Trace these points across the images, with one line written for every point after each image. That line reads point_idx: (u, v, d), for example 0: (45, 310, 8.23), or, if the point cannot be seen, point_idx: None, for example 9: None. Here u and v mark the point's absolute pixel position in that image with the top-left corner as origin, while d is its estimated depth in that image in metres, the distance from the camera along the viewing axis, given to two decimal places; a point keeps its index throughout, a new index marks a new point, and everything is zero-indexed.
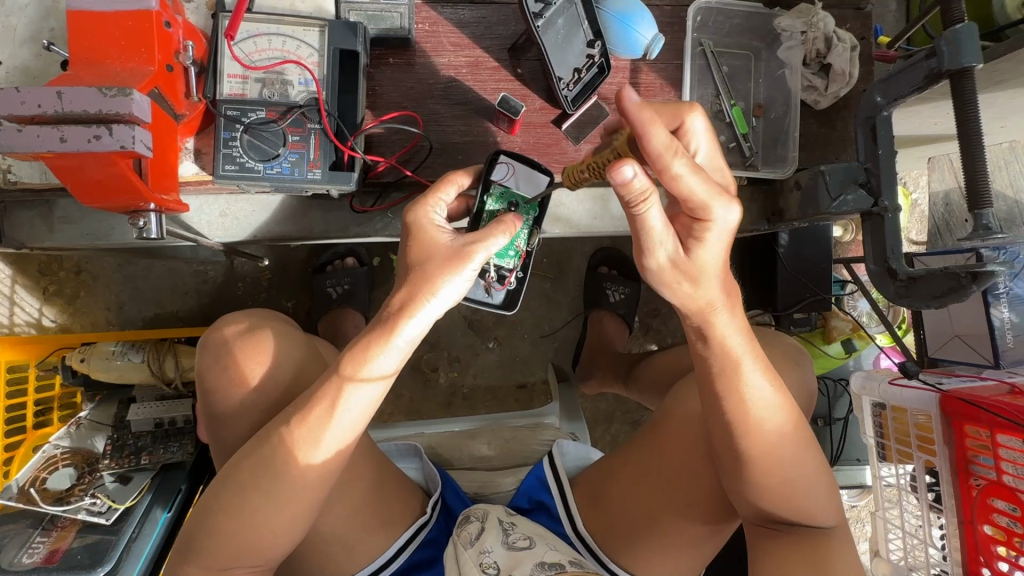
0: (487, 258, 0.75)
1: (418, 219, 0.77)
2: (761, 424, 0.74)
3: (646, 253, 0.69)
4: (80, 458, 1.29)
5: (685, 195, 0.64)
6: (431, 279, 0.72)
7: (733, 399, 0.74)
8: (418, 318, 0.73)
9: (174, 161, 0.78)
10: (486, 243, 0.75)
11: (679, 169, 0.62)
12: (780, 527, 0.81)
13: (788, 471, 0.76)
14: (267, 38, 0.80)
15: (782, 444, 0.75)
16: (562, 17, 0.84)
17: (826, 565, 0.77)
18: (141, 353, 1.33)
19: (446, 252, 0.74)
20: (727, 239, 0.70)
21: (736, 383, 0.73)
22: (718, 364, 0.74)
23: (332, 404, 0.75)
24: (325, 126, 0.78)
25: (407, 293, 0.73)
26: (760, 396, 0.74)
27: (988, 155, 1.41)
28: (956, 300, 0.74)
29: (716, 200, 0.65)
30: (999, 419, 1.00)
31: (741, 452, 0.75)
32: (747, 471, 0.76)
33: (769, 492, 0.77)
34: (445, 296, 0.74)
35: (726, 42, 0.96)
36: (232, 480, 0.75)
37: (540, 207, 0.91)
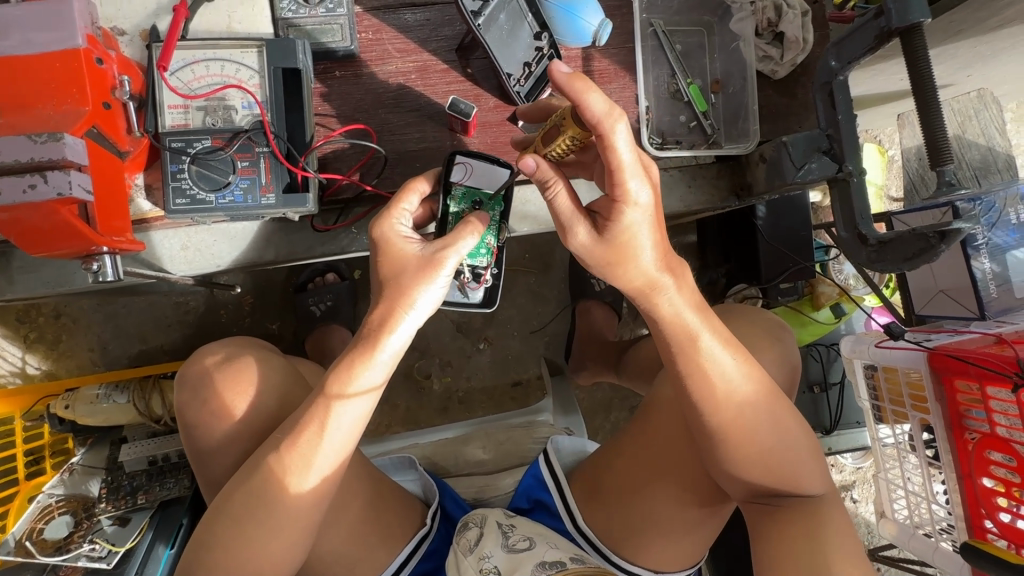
0: (460, 260, 0.74)
1: (384, 232, 0.76)
2: (728, 399, 0.73)
3: (568, 234, 0.72)
4: (76, 504, 1.28)
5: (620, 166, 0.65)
6: (408, 293, 0.72)
7: (696, 378, 0.73)
8: (399, 331, 0.73)
9: (122, 201, 0.76)
10: (457, 245, 0.74)
11: (614, 136, 0.62)
12: (770, 502, 0.81)
13: (766, 441, 0.75)
14: (204, 64, 0.78)
15: (751, 414, 0.74)
16: (504, 12, 0.82)
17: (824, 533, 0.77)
18: (126, 393, 1.31)
19: (417, 261, 0.73)
20: (650, 220, 0.69)
21: (698, 360, 0.73)
22: (677, 343, 0.73)
23: (323, 425, 0.74)
24: (273, 149, 0.76)
25: (384, 309, 0.73)
26: (724, 372, 0.73)
27: (958, 105, 1.40)
28: (928, 261, 0.73)
29: (634, 178, 0.66)
30: (987, 370, 0.99)
31: (715, 426, 0.74)
32: (728, 446, 0.75)
33: (750, 466, 0.76)
34: (422, 305, 0.73)
35: (676, 20, 0.94)
36: (227, 511, 0.74)
37: (505, 201, 0.89)
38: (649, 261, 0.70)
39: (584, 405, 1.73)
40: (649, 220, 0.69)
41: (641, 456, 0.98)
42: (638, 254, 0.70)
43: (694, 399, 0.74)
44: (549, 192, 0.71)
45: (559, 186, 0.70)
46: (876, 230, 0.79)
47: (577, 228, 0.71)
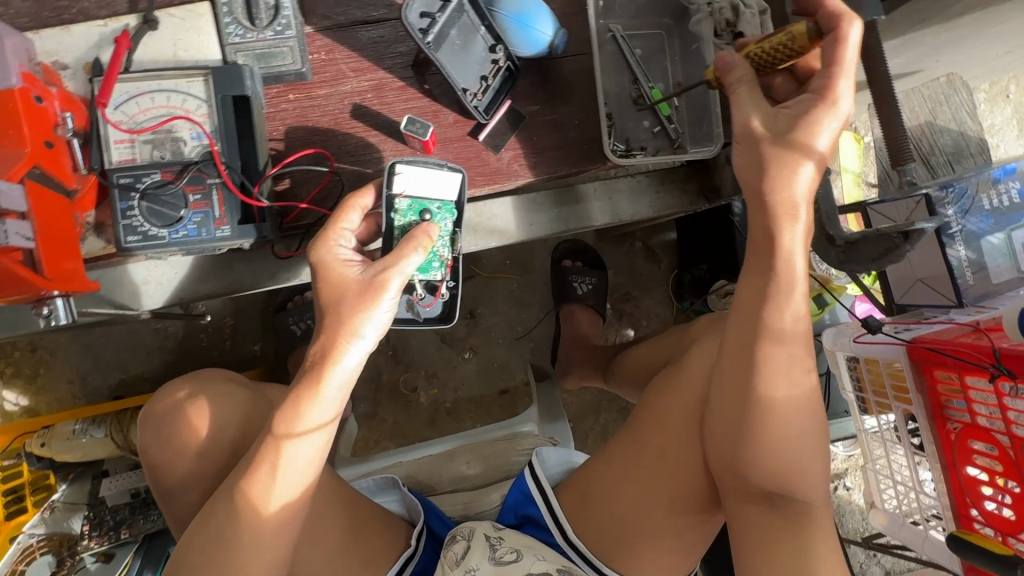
0: (404, 280, 0.74)
1: (322, 257, 0.75)
2: (788, 398, 0.72)
3: (736, 122, 0.71)
4: (58, 543, 1.26)
5: (842, 64, 0.67)
6: (351, 321, 0.72)
7: (770, 370, 0.71)
8: (344, 363, 0.72)
9: (72, 241, 0.74)
10: (399, 266, 0.74)
11: (853, 33, 0.66)
12: (772, 506, 0.77)
13: (803, 430, 0.73)
14: (149, 96, 0.76)
15: (804, 419, 0.73)
16: (455, 27, 0.80)
17: (813, 542, 0.74)
18: (104, 427, 1.28)
19: (358, 287, 0.73)
20: (838, 128, 0.68)
21: (777, 351, 0.70)
22: (772, 325, 0.70)
23: (275, 465, 0.72)
24: (225, 180, 0.75)
25: (329, 339, 0.72)
26: (795, 367, 0.71)
27: (929, 90, 1.39)
28: (893, 261, 0.74)
29: (845, 83, 0.68)
30: (965, 363, 0.98)
31: (770, 395, 0.71)
32: (770, 423, 0.72)
33: (777, 455, 0.73)
34: (367, 334, 0.73)
35: (636, 24, 0.93)
36: (197, 548, 0.72)
37: (456, 208, 0.88)
38: (807, 177, 0.68)
39: (573, 409, 1.72)
40: (838, 130, 0.68)
41: (651, 449, 0.95)
42: (802, 159, 0.67)
43: (764, 391, 0.71)
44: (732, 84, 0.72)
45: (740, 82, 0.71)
46: (844, 230, 0.77)
47: (749, 116, 0.70)
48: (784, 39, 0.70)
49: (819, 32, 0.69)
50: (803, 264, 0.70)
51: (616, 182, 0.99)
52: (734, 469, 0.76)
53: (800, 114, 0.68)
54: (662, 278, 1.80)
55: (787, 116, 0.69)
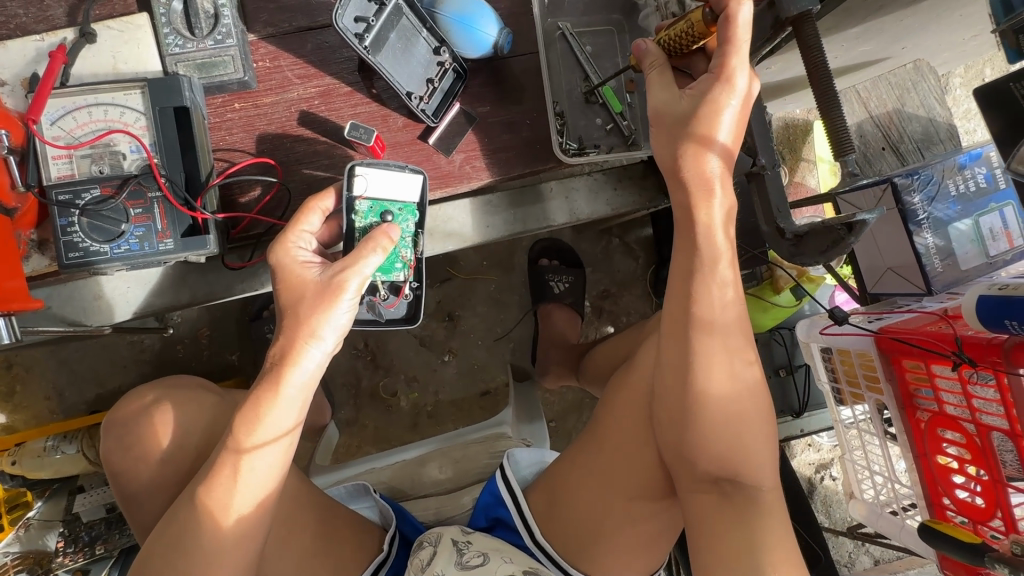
0: (363, 280, 0.74)
1: (281, 259, 0.75)
2: (724, 385, 0.73)
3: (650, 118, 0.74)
4: (33, 561, 1.24)
5: (736, 42, 0.67)
6: (310, 322, 0.71)
7: (705, 358, 0.72)
8: (303, 365, 0.72)
9: (12, 260, 0.73)
10: (357, 267, 0.74)
11: (741, 13, 0.66)
12: (725, 495, 0.76)
13: (741, 422, 0.74)
14: (87, 110, 0.75)
15: (741, 405, 0.74)
16: (394, 31, 0.80)
17: (761, 529, 0.73)
18: (75, 443, 1.27)
19: (316, 288, 0.72)
20: (740, 107, 0.70)
21: (708, 340, 0.72)
22: (702, 314, 0.72)
23: (235, 470, 0.71)
24: (165, 193, 0.74)
25: (288, 340, 0.71)
26: (728, 354, 0.73)
27: (897, 77, 1.38)
28: (841, 253, 0.73)
29: (740, 62, 0.68)
30: (929, 351, 0.97)
31: (706, 384, 0.73)
32: (712, 413, 0.73)
33: (720, 441, 0.74)
34: (326, 336, 0.72)
35: (586, 21, 0.92)
36: (156, 556, 0.71)
37: (419, 209, 0.87)
38: (715, 159, 0.70)
39: (555, 408, 1.71)
40: (743, 107, 0.70)
41: (606, 446, 0.95)
42: (701, 146, 0.69)
43: (699, 378, 0.73)
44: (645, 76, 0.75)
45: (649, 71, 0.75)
46: (794, 223, 0.77)
47: (657, 109, 0.73)
48: (685, 26, 0.72)
49: (713, 15, 0.69)
50: (727, 245, 0.72)
51: (572, 180, 0.99)
52: (681, 458, 0.77)
53: (701, 97, 0.69)
54: (640, 274, 1.79)
55: (690, 99, 0.71)
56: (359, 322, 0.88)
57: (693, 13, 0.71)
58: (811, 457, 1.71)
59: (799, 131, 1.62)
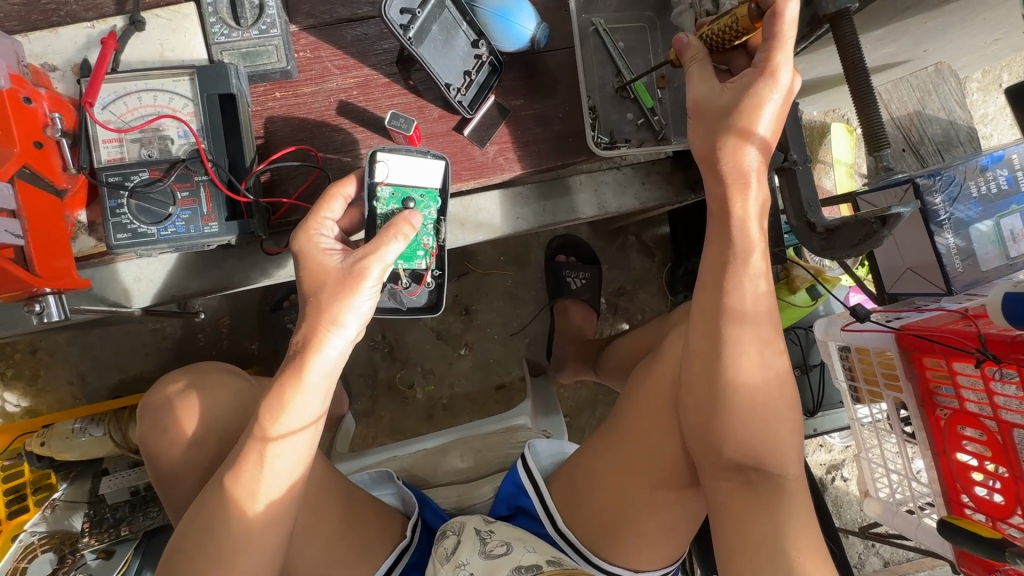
0: (384, 267, 0.73)
1: (303, 245, 0.75)
2: (753, 374, 0.74)
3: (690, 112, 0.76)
4: (59, 540, 1.27)
5: (781, 39, 0.70)
6: (334, 308, 0.70)
7: (736, 348, 0.74)
8: (327, 351, 0.70)
9: (63, 239, 0.76)
10: (379, 254, 0.73)
11: (788, 9, 0.68)
12: (753, 480, 0.76)
13: (770, 411, 0.75)
14: (137, 95, 0.77)
15: (771, 394, 0.75)
16: (436, 23, 0.81)
17: (787, 518, 0.74)
18: (102, 426, 1.29)
19: (338, 276, 0.72)
20: (781, 103, 0.72)
21: (739, 330, 0.74)
22: (734, 305, 0.73)
23: (262, 458, 0.69)
24: (212, 177, 0.76)
25: (311, 327, 0.70)
26: (758, 344, 0.75)
27: (918, 80, 1.40)
28: (872, 246, 0.74)
29: (784, 57, 0.71)
30: (952, 348, 0.98)
31: (736, 372, 0.74)
32: (743, 403, 0.74)
33: (750, 429, 0.75)
34: (349, 323, 0.71)
35: (618, 17, 0.94)
36: (184, 543, 0.69)
37: (441, 197, 0.88)
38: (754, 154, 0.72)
39: (569, 404, 1.73)
40: (784, 104, 0.72)
41: (631, 437, 0.96)
42: (744, 140, 0.71)
43: (731, 367, 0.74)
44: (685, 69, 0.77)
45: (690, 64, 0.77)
46: (824, 218, 0.79)
47: (697, 102, 0.75)
48: (730, 22, 0.74)
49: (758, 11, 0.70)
50: (761, 236, 0.74)
51: (601, 174, 1.00)
52: (709, 449, 0.77)
53: (743, 92, 0.71)
54: (656, 272, 1.81)
55: (732, 93, 0.72)
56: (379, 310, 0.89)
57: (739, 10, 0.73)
58: (822, 457, 1.72)
59: (817, 133, 1.64)
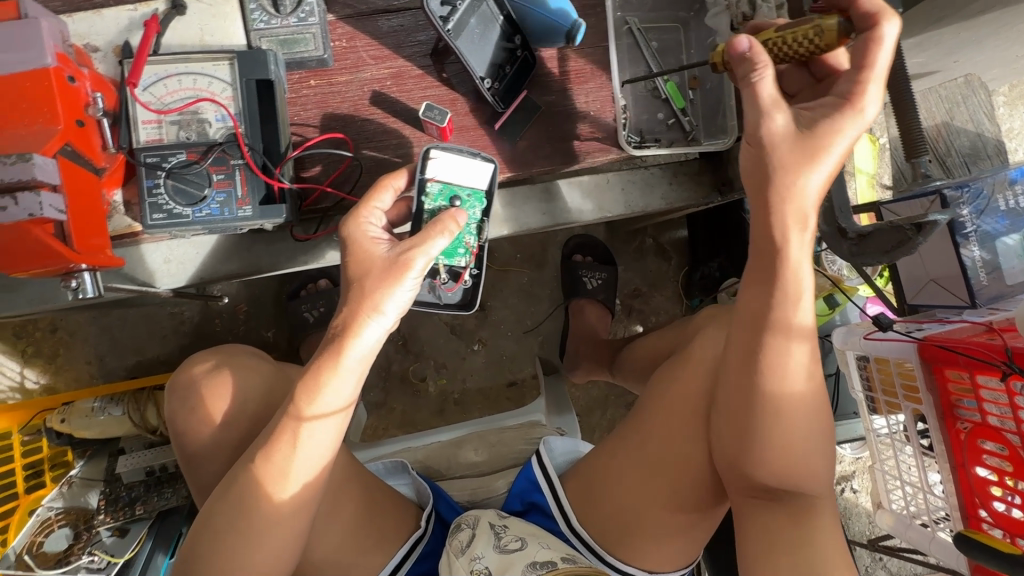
0: (428, 261, 0.73)
1: (352, 232, 0.76)
2: (796, 388, 0.72)
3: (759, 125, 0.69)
4: (76, 516, 1.27)
5: (870, 65, 0.68)
6: (375, 295, 0.71)
7: (781, 363, 0.71)
8: (364, 337, 0.70)
9: (100, 218, 0.77)
10: (425, 247, 0.74)
11: (889, 32, 0.67)
12: (778, 497, 0.78)
13: (807, 431, 0.74)
14: (177, 78, 0.78)
15: (809, 408, 0.74)
16: (474, 16, 0.82)
17: (814, 533, 0.76)
18: (121, 405, 1.31)
19: (383, 265, 0.73)
20: (858, 136, 0.68)
21: (788, 343, 0.71)
22: (780, 319, 0.70)
23: (295, 439, 0.70)
24: (248, 161, 0.77)
25: (351, 311, 0.71)
26: (804, 359, 0.72)
27: (947, 91, 1.39)
28: (905, 254, 0.75)
29: (872, 87, 0.68)
30: (976, 361, 0.98)
31: (778, 390, 0.72)
32: (784, 420, 0.73)
33: (786, 447, 0.74)
34: (389, 310, 0.72)
35: (652, 17, 0.94)
36: (215, 519, 0.70)
37: (487, 198, 0.89)
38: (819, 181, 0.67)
39: (580, 403, 1.73)
40: (857, 137, 0.68)
41: (657, 442, 0.95)
42: (822, 164, 0.66)
43: (770, 380, 0.72)
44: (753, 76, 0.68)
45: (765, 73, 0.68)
46: (856, 224, 0.79)
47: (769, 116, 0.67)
48: (814, 33, 0.71)
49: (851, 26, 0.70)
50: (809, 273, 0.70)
51: (630, 173, 1.01)
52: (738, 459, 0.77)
53: (824, 116, 0.69)
54: (671, 275, 1.80)
55: (809, 115, 0.70)
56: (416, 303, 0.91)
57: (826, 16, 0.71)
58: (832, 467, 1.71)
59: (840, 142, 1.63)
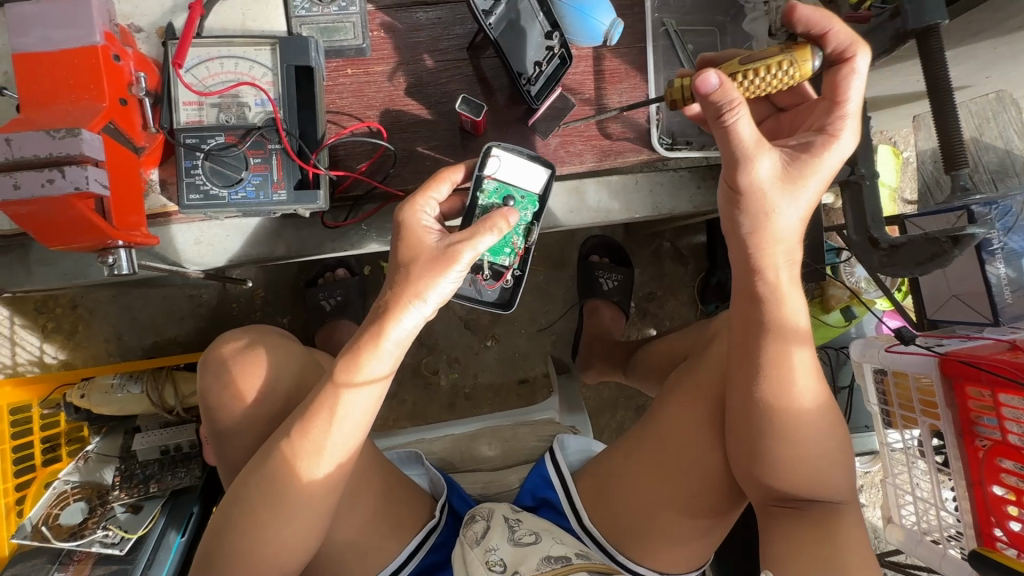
0: (475, 255, 0.75)
1: (408, 219, 0.78)
2: (801, 395, 0.74)
3: (743, 167, 0.66)
4: (91, 491, 1.28)
5: (846, 99, 0.70)
6: (421, 283, 0.73)
7: (781, 371, 0.73)
8: (404, 321, 0.73)
9: (138, 196, 0.78)
10: (472, 242, 0.75)
11: (861, 65, 0.70)
12: (799, 506, 0.80)
13: (818, 442, 0.76)
14: (219, 61, 0.79)
15: (817, 413, 0.75)
16: (515, 12, 0.84)
17: (842, 542, 0.76)
18: (140, 383, 1.32)
19: (433, 254, 0.74)
20: (836, 168, 0.71)
21: (789, 352, 0.73)
22: (778, 329, 0.72)
23: (332, 413, 0.73)
24: (286, 146, 0.78)
25: (395, 295, 0.73)
26: (805, 367, 0.74)
27: (976, 107, 1.37)
28: (939, 266, 0.75)
29: (849, 121, 0.71)
30: (999, 378, 0.98)
31: (791, 401, 0.74)
32: (796, 432, 0.74)
33: (801, 457, 0.75)
34: (431, 299, 0.73)
35: (688, 19, 0.96)
36: (251, 489, 0.73)
37: (539, 202, 0.92)
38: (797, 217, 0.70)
39: (591, 404, 1.73)
40: (833, 170, 0.71)
41: (672, 446, 0.95)
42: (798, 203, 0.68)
43: (771, 389, 0.74)
44: (727, 117, 0.63)
45: (741, 111, 0.63)
46: (887, 234, 0.80)
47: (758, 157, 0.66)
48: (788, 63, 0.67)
49: (830, 56, 0.70)
50: (796, 296, 0.73)
51: (659, 175, 1.00)
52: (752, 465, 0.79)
53: (805, 152, 0.70)
54: (687, 280, 1.80)
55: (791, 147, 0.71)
56: (459, 295, 0.96)
57: (801, 50, 0.67)
58: None
59: None
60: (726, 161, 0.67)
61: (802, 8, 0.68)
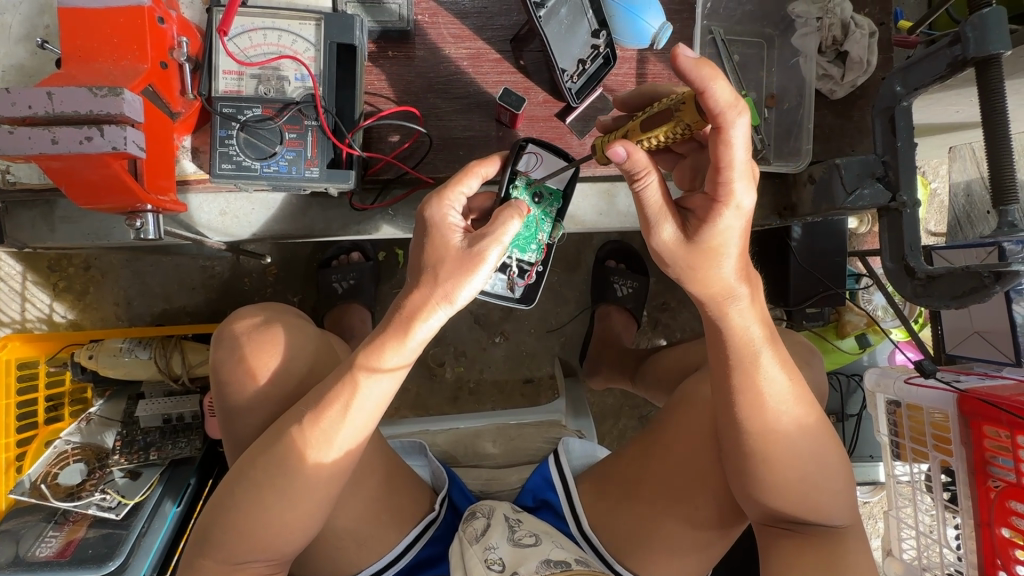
0: (502, 252, 0.72)
1: (435, 216, 0.74)
2: (777, 417, 0.72)
3: (652, 231, 0.70)
4: (91, 453, 1.28)
5: (730, 163, 0.63)
6: (453, 286, 0.71)
7: (749, 396, 0.72)
8: (430, 321, 0.73)
9: (170, 161, 0.77)
10: (499, 236, 0.72)
11: (737, 131, 0.61)
12: (796, 528, 0.79)
13: (808, 465, 0.74)
14: (262, 32, 0.78)
15: (799, 435, 0.73)
16: (565, 7, 0.83)
17: (847, 567, 0.76)
18: (148, 349, 1.32)
19: (457, 256, 0.72)
20: (742, 225, 0.68)
21: (755, 375, 0.71)
22: (739, 353, 0.71)
23: (348, 403, 0.72)
24: (322, 123, 0.77)
25: (422, 296, 0.72)
26: (778, 390, 0.72)
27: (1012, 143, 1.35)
28: (978, 300, 0.74)
29: (740, 181, 0.65)
30: (1019, 419, 0.97)
31: (779, 425, 0.72)
32: (785, 457, 0.73)
33: (793, 481, 0.74)
34: (460, 301, 0.73)
35: (737, 29, 1.01)
36: (248, 476, 0.72)
37: (563, 199, 0.92)
38: (730, 268, 0.70)
39: (594, 409, 1.72)
40: (746, 222, 0.69)
41: (673, 460, 0.94)
42: (734, 250, 0.69)
43: (743, 415, 0.72)
44: (637, 183, 0.69)
45: (649, 178, 0.68)
46: (925, 264, 0.80)
47: (664, 224, 0.69)
48: (678, 124, 0.67)
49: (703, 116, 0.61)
50: (754, 325, 0.72)
51: None
52: (745, 489, 0.77)
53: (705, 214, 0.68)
54: None
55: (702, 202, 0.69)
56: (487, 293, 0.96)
57: (686, 109, 0.66)
58: None
59: None
60: (641, 220, 0.71)
61: (683, 56, 0.56)
